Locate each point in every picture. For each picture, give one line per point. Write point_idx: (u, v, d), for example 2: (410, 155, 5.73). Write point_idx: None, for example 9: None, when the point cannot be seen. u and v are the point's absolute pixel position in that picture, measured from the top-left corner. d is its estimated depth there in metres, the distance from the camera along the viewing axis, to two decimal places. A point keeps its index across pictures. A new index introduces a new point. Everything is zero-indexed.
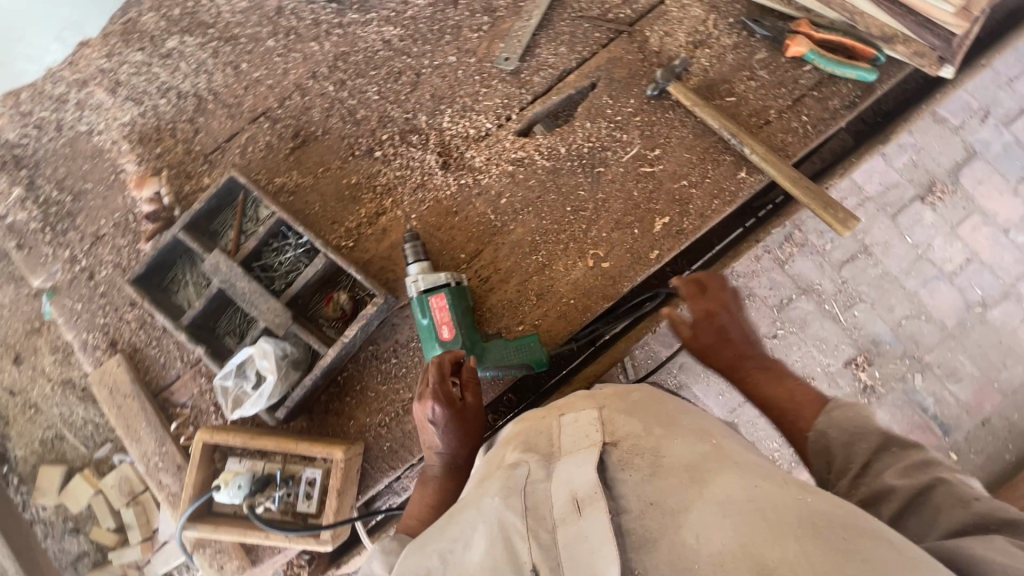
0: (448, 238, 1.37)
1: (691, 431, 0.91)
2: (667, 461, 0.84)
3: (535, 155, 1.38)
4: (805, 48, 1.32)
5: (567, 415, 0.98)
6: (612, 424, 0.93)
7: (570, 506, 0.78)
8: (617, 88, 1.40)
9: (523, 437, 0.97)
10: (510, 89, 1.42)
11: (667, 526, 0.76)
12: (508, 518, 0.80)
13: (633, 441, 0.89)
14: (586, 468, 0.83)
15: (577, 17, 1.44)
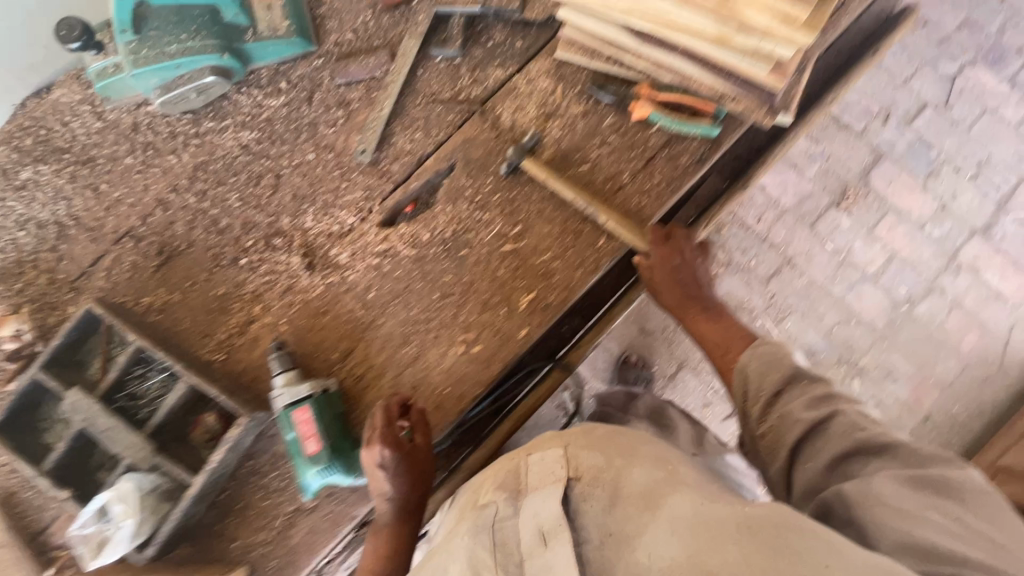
0: (320, 339, 1.35)
1: (653, 458, 1.14)
2: (625, 489, 1.05)
3: (399, 245, 1.38)
4: (649, 111, 1.35)
5: (533, 456, 1.21)
6: (576, 460, 1.16)
7: (538, 541, 1.00)
8: (474, 168, 1.41)
9: (504, 480, 1.17)
10: (369, 181, 1.43)
11: (627, 552, 0.94)
12: (476, 556, 1.01)
13: (594, 473, 1.12)
14: (539, 503, 1.07)
15: (429, 102, 1.45)
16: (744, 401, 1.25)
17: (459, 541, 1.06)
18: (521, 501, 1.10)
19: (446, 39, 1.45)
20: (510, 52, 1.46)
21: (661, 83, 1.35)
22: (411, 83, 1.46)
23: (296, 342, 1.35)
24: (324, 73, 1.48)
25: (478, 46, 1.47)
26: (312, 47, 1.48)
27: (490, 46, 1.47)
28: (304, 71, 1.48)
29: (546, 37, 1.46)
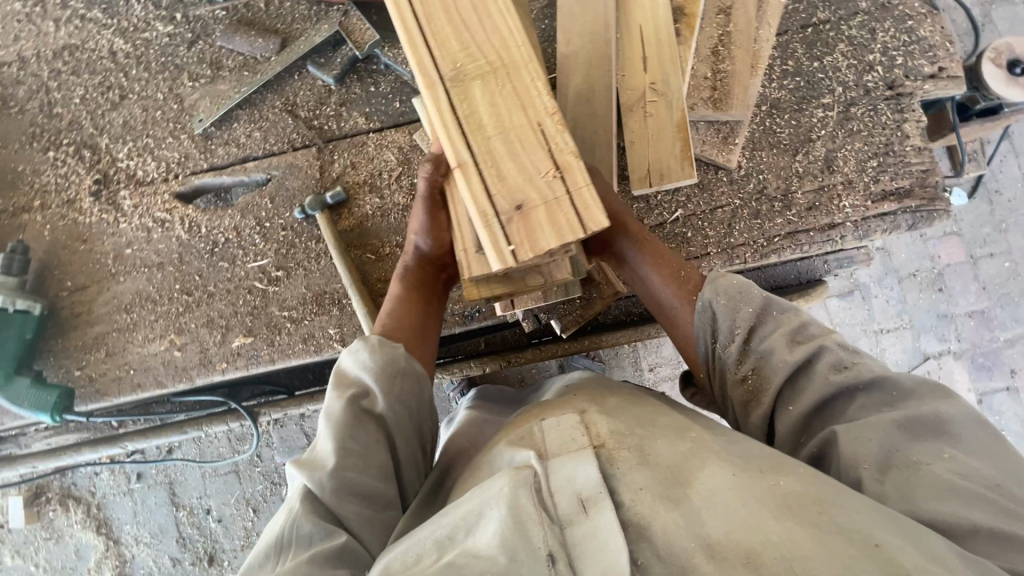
0: (66, 261, 1.40)
1: (671, 425, 0.83)
2: (652, 455, 0.75)
3: (177, 223, 1.39)
4: None
5: (547, 420, 0.85)
6: (596, 422, 0.82)
7: (576, 507, 0.69)
8: (282, 196, 1.38)
9: (506, 440, 0.86)
10: (192, 150, 1.42)
11: (655, 511, 0.67)
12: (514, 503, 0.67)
13: (617, 439, 0.78)
14: (584, 465, 0.72)
15: (285, 111, 1.41)
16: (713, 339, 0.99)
17: (504, 491, 0.69)
18: (549, 465, 0.74)
19: (329, 62, 1.38)
20: (383, 108, 1.39)
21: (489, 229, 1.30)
22: (282, 83, 1.42)
23: (46, 251, 1.40)
24: (218, 26, 1.44)
25: (359, 85, 1.40)
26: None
27: (369, 90, 1.39)
28: (202, 15, 1.45)
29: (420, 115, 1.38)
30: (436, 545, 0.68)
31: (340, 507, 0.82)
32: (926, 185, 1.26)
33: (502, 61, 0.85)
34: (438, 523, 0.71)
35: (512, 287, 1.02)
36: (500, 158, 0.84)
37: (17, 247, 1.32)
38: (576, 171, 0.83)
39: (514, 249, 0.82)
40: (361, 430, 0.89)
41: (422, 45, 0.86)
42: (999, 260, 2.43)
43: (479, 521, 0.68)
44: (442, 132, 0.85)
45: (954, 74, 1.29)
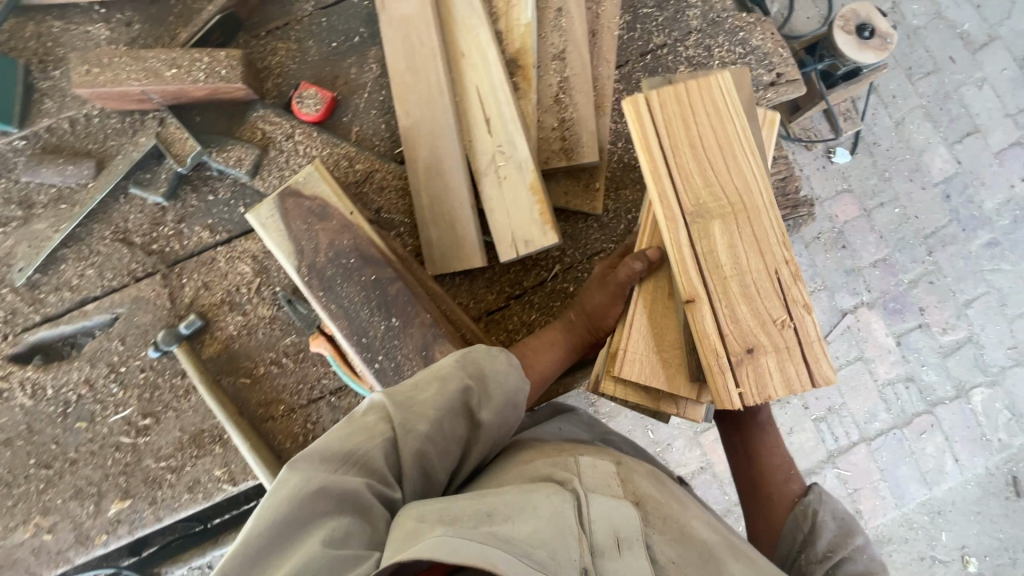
0: None
1: (701, 513, 0.91)
2: (689, 535, 0.82)
3: (18, 390, 1.23)
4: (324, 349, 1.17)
5: (583, 459, 0.89)
6: (631, 482, 0.87)
7: (611, 542, 0.73)
8: (133, 334, 1.25)
9: (534, 459, 0.88)
10: (18, 304, 1.25)
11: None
12: (568, 516, 0.72)
13: (656, 505, 0.85)
14: (627, 509, 0.78)
15: (117, 240, 1.27)
16: (799, 549, 1.00)
17: (558, 501, 0.73)
18: (590, 496, 0.78)
19: (154, 178, 1.25)
20: (227, 216, 1.28)
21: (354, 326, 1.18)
22: (107, 210, 1.27)
23: None
24: (20, 158, 1.28)
25: (196, 196, 1.28)
26: (11, 127, 1.27)
27: (208, 200, 1.28)
28: None
29: None
30: (473, 519, 0.68)
31: (407, 463, 0.74)
32: (786, 194, 1.27)
33: (742, 206, 0.90)
34: (476, 501, 0.71)
35: (648, 402, 1.03)
36: (736, 297, 0.88)
37: None
38: (807, 322, 0.87)
39: (740, 391, 0.87)
40: (453, 425, 0.79)
41: (667, 179, 0.90)
42: (888, 208, 2.50)
43: (521, 515, 0.69)
44: (681, 269, 0.90)
45: (792, 77, 1.30)
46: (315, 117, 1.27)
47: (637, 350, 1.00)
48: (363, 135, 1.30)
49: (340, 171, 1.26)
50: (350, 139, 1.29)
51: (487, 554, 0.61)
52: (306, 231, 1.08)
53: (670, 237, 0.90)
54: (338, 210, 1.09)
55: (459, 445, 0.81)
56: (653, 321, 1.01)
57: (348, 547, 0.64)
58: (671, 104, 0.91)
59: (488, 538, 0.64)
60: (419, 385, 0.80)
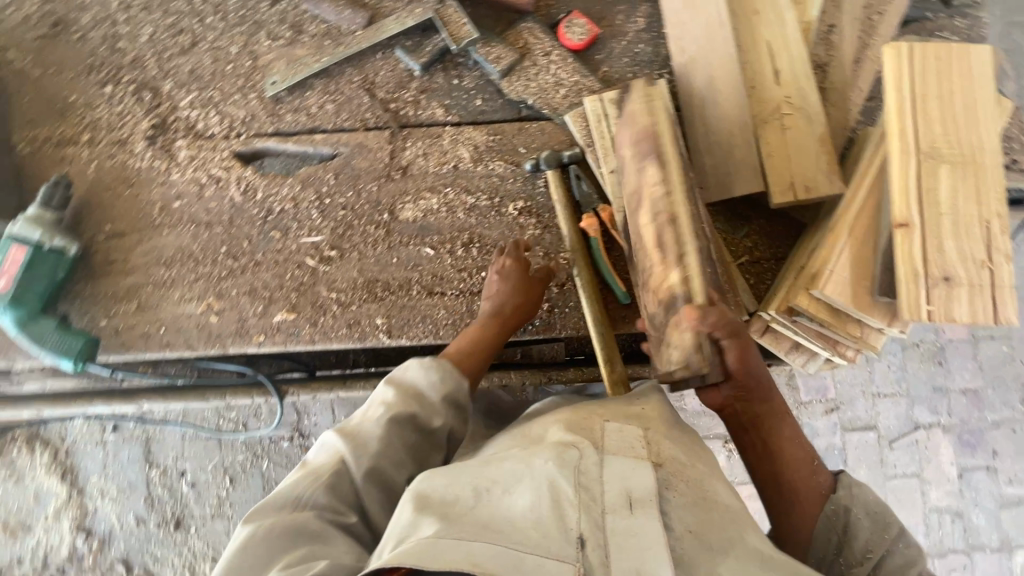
0: (109, 203, 1.33)
1: (728, 481, 0.94)
2: (710, 497, 0.86)
3: (233, 184, 1.34)
4: (592, 231, 1.27)
5: (611, 421, 0.94)
6: (657, 444, 0.91)
7: (623, 501, 0.79)
8: (346, 174, 1.34)
9: (562, 423, 0.96)
10: (259, 111, 1.36)
11: (707, 561, 0.77)
12: (559, 485, 0.79)
13: (678, 467, 0.89)
14: (643, 470, 0.83)
15: (362, 88, 1.37)
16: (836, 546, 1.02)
17: (550, 467, 0.82)
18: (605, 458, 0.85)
19: (419, 47, 1.35)
20: (464, 103, 1.37)
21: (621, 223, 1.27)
22: (363, 58, 1.37)
23: (88, 190, 1.33)
24: None
25: (443, 75, 1.37)
26: None
27: (452, 82, 1.37)
28: None
29: (502, 118, 1.36)
30: (472, 496, 0.82)
31: (365, 478, 0.98)
32: None
33: (971, 158, 0.97)
34: (481, 471, 0.86)
35: (832, 320, 1.09)
36: (945, 230, 0.95)
37: (61, 181, 1.27)
38: (1005, 269, 0.92)
39: (930, 309, 0.93)
40: (409, 437, 1.04)
41: (910, 115, 0.98)
42: None
43: (520, 486, 0.81)
44: (897, 192, 0.97)
45: None
46: (577, 45, 1.36)
47: (840, 271, 1.06)
48: (609, 76, 1.37)
49: (579, 101, 1.34)
50: (598, 76, 1.36)
51: (474, 548, 0.72)
52: None
53: (897, 165, 0.98)
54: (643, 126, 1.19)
55: (413, 435, 1.04)
56: (858, 253, 1.08)
57: (302, 558, 0.82)
58: (932, 53, 0.99)
59: (478, 514, 0.79)
60: (369, 447, 0.99)
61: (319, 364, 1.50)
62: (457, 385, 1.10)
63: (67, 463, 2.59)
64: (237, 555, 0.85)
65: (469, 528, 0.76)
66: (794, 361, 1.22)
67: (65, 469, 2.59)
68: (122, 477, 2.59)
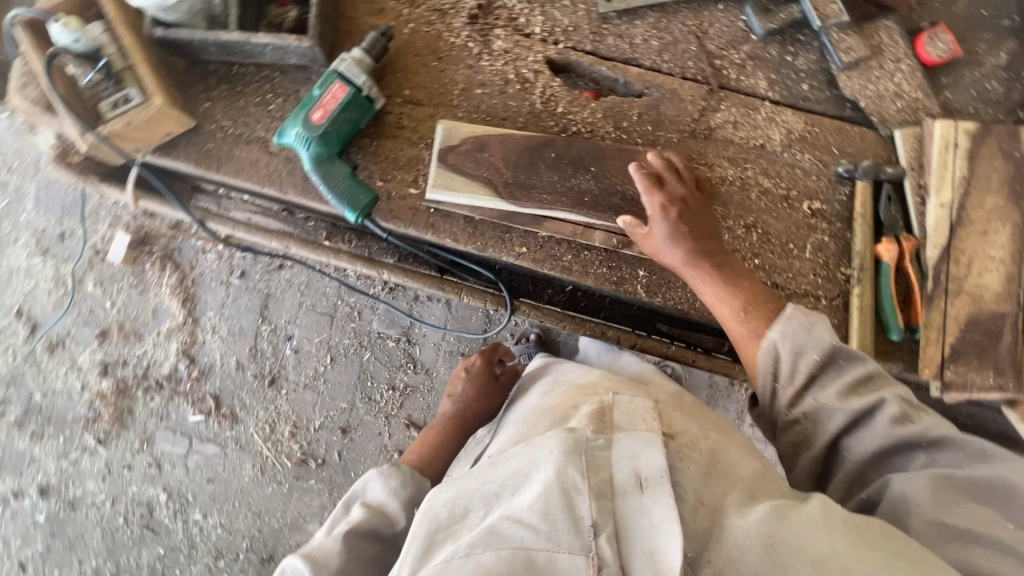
0: (413, 68, 1.31)
1: (743, 451, 0.99)
2: (722, 469, 0.91)
3: (538, 90, 1.30)
4: (889, 258, 1.20)
5: (618, 401, 1.00)
6: (669, 421, 1.00)
7: (635, 481, 0.82)
8: (650, 117, 1.30)
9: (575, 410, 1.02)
10: (582, 24, 1.31)
11: (722, 516, 0.82)
12: (569, 474, 0.79)
13: (689, 440, 0.95)
14: (651, 450, 0.86)
15: (693, 34, 1.30)
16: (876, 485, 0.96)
17: (554, 453, 0.82)
18: (611, 444, 0.87)
19: (769, 12, 1.27)
20: (790, 83, 1.30)
21: (924, 261, 1.19)
22: (704, 4, 1.30)
23: (398, 49, 1.31)
24: None
25: (779, 48, 1.30)
26: None
27: (785, 58, 1.30)
28: None
29: (823, 112, 1.29)
30: (483, 501, 0.82)
31: None
32: None
33: None
34: (488, 477, 0.85)
35: None
36: None
37: (387, 32, 1.24)
38: None
39: None
40: (370, 547, 1.06)
41: None
42: None
43: (527, 484, 0.81)
44: None
45: None
46: (931, 61, 1.26)
47: None
48: (950, 104, 1.28)
49: (914, 119, 1.26)
50: (939, 99, 1.27)
51: (482, 556, 0.74)
52: (980, 180, 1.16)
53: None
54: (986, 178, 1.16)
55: None
56: None
57: None
58: None
59: (489, 519, 0.79)
60: (336, 555, 1.02)
61: (516, 289, 1.55)
62: (419, 488, 1.17)
63: (190, 292, 2.68)
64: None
65: (476, 536, 0.77)
66: None
67: (186, 297, 2.68)
68: (235, 322, 2.67)
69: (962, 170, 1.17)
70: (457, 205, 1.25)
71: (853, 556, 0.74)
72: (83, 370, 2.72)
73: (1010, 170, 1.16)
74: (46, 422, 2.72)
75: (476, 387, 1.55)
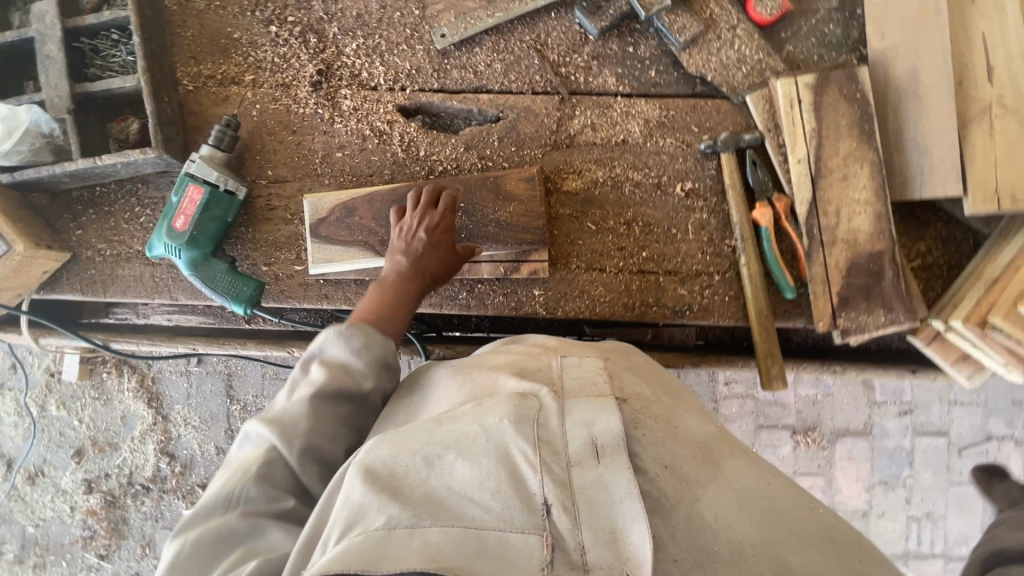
0: (271, 148, 1.31)
1: (691, 410, 0.92)
2: (679, 430, 0.82)
3: (396, 138, 1.31)
4: (764, 222, 1.22)
5: (567, 360, 0.91)
6: (619, 380, 0.88)
7: (588, 450, 0.70)
8: (511, 139, 1.31)
9: (523, 367, 0.91)
10: (424, 65, 1.32)
11: (686, 495, 0.72)
12: (515, 444, 0.70)
13: (641, 402, 0.84)
14: (606, 414, 0.74)
15: (533, 48, 1.31)
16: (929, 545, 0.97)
17: (503, 423, 0.72)
18: (564, 408, 0.76)
19: (600, 9, 1.28)
20: (637, 73, 1.31)
21: (797, 218, 1.22)
22: (536, 17, 1.31)
23: (251, 134, 1.32)
24: None
25: (618, 42, 1.31)
26: None
27: (626, 50, 1.31)
28: None
29: (675, 94, 1.31)
30: (423, 462, 0.71)
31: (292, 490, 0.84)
32: None
33: None
34: (430, 437, 0.73)
35: None
36: None
37: (231, 122, 1.23)
38: None
39: None
40: (336, 408, 0.90)
41: None
42: None
43: (473, 454, 0.70)
44: None
45: None
46: (765, 20, 1.27)
47: None
48: (793, 57, 1.29)
49: (761, 80, 1.27)
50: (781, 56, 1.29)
51: (426, 537, 0.62)
52: (830, 129, 1.18)
53: None
54: (834, 126, 1.18)
55: (352, 427, 0.92)
56: None
57: None
58: None
59: (430, 489, 0.68)
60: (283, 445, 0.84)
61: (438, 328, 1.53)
62: (382, 346, 0.97)
63: (152, 391, 2.56)
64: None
65: (418, 507, 0.65)
66: (957, 371, 1.21)
67: (151, 397, 2.56)
68: (204, 409, 2.53)
69: (811, 123, 1.19)
70: (341, 273, 1.27)
71: (788, 534, 0.70)
72: (67, 493, 2.65)
73: (857, 111, 1.17)
74: (44, 551, 2.70)
75: (432, 256, 1.10)
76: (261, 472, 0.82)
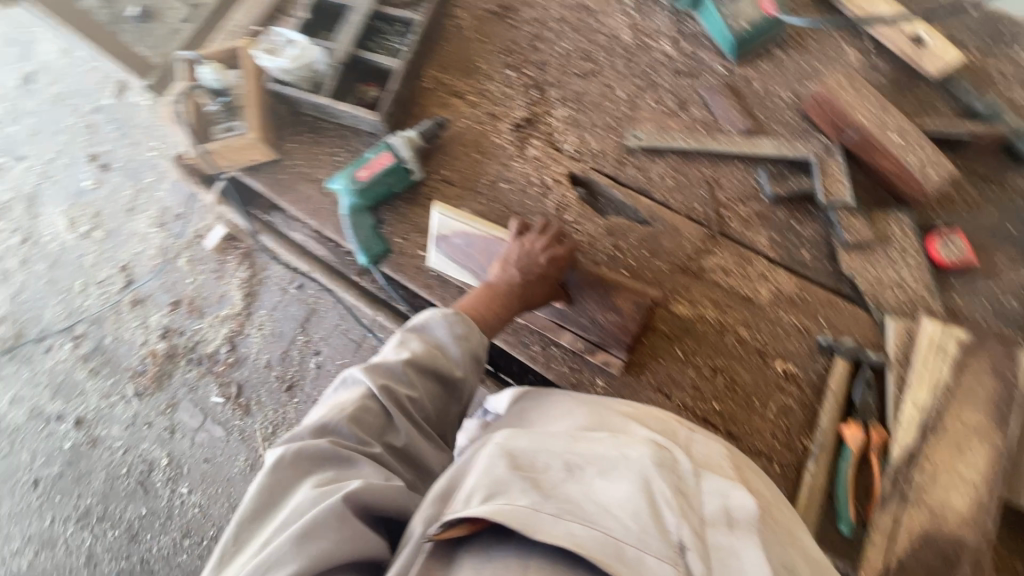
0: (457, 155, 1.53)
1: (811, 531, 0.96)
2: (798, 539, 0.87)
3: (555, 196, 1.46)
4: (853, 441, 1.15)
5: (695, 438, 1.01)
6: (744, 475, 0.97)
7: (721, 516, 0.79)
8: (648, 244, 1.39)
9: (652, 428, 1.01)
10: (609, 151, 1.47)
11: None
12: (656, 483, 0.79)
13: (762, 500, 0.93)
14: (739, 490, 0.82)
15: (706, 181, 1.41)
16: None
17: (646, 461, 0.82)
18: (698, 472, 0.85)
19: (782, 178, 1.37)
20: (791, 246, 1.34)
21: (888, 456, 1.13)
22: (722, 159, 1.42)
23: (449, 138, 1.55)
24: (711, 78, 1.49)
25: (786, 212, 1.36)
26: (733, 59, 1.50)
27: (790, 223, 1.35)
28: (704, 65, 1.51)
29: (819, 281, 1.31)
30: (565, 467, 0.83)
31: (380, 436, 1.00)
32: None
33: None
34: (571, 447, 0.87)
35: None
36: None
37: (440, 122, 1.53)
38: None
39: None
40: (425, 383, 1.07)
41: None
42: None
43: (614, 478, 0.81)
44: None
45: None
46: (942, 260, 1.25)
47: None
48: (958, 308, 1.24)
49: (911, 312, 1.23)
50: (945, 300, 1.24)
51: (573, 529, 0.74)
52: (957, 390, 1.13)
53: None
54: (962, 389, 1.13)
55: (434, 400, 1.09)
56: None
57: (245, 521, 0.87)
58: None
59: (572, 491, 0.80)
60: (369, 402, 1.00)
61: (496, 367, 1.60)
62: (478, 341, 1.13)
63: (255, 289, 2.66)
64: (257, 501, 0.87)
65: (562, 504, 0.77)
66: None
67: (251, 291, 2.65)
68: (278, 326, 2.61)
69: (942, 374, 1.13)
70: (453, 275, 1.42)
71: None
72: None
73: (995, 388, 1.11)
74: None
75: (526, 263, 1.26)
76: (356, 412, 0.97)
